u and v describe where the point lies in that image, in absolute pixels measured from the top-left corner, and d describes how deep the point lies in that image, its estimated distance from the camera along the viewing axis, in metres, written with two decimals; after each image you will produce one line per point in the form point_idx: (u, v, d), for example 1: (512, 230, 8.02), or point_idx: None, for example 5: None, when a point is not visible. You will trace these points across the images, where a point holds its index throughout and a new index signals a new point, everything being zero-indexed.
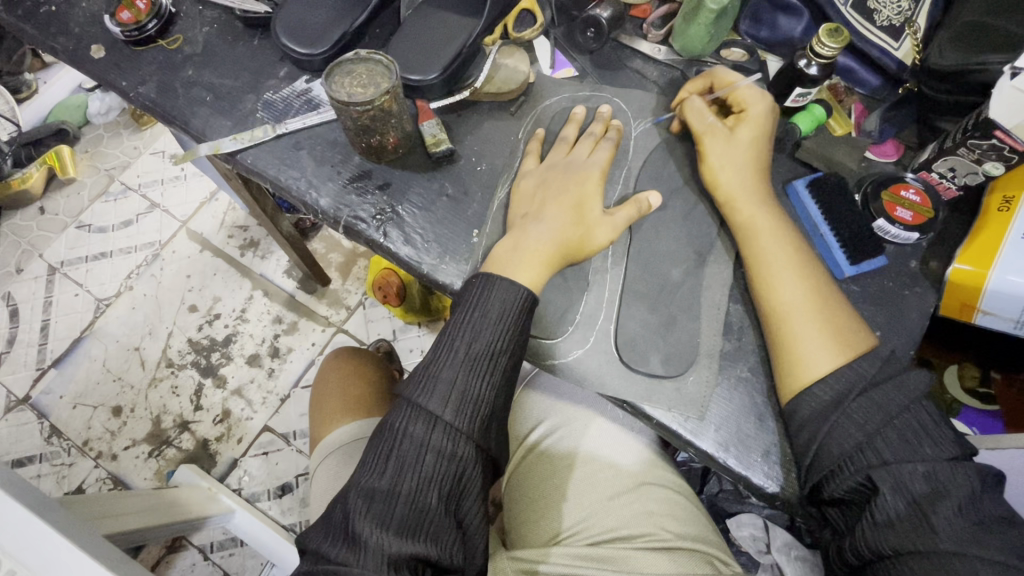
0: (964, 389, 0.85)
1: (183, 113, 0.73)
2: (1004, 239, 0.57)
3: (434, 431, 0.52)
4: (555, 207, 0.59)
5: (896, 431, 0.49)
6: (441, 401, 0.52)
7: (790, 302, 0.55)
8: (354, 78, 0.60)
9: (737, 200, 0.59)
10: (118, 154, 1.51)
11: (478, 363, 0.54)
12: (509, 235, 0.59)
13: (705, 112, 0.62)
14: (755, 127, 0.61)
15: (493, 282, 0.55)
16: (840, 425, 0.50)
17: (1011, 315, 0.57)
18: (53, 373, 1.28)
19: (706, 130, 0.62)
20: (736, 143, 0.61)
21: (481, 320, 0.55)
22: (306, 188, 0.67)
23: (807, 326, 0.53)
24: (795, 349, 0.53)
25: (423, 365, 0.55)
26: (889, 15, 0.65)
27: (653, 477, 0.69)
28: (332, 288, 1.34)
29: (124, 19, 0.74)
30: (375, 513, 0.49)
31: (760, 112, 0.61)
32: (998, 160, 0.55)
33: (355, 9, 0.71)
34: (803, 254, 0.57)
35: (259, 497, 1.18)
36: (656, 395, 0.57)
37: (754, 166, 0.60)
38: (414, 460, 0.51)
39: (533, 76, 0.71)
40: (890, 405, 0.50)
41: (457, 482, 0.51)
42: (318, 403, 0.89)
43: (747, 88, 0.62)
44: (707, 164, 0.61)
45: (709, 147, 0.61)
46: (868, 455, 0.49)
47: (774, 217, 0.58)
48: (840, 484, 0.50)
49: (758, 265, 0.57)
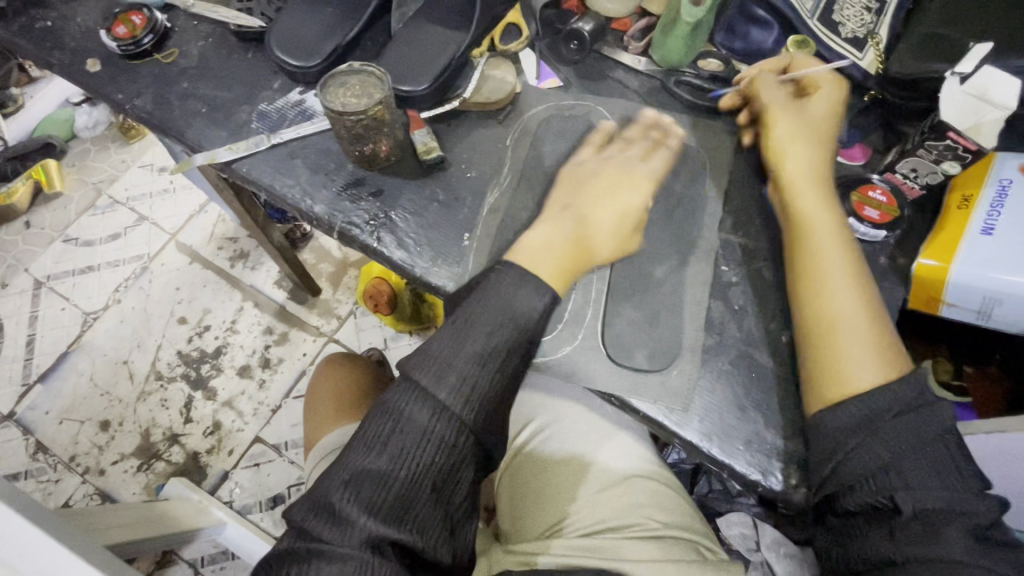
0: (937, 382, 0.87)
1: (178, 125, 0.74)
2: (965, 233, 0.60)
3: (438, 421, 0.51)
4: (599, 211, 0.61)
5: (925, 457, 0.49)
6: (451, 392, 0.52)
7: (846, 311, 0.55)
8: (347, 88, 0.62)
9: (800, 190, 0.61)
10: (107, 168, 1.51)
11: (492, 360, 0.53)
12: (550, 231, 0.61)
13: (780, 89, 0.65)
14: (823, 108, 0.64)
15: (517, 281, 0.56)
16: (867, 443, 0.51)
17: (974, 306, 0.60)
18: (39, 389, 1.27)
19: (775, 102, 0.64)
20: (806, 120, 0.63)
21: (501, 318, 0.54)
22: (300, 196, 0.69)
23: (855, 335, 0.54)
24: (840, 357, 0.54)
25: (433, 348, 0.53)
26: (853, 28, 0.69)
27: (639, 470, 0.71)
28: (323, 298, 1.35)
29: (121, 33, 0.77)
30: (366, 494, 0.49)
31: (834, 97, 0.64)
32: (954, 160, 0.58)
33: (346, 24, 0.73)
34: (856, 261, 0.57)
35: (251, 509, 1.18)
36: (642, 388, 0.59)
37: (814, 154, 0.62)
38: (413, 447, 0.51)
39: (519, 86, 0.74)
40: (924, 430, 0.50)
41: (452, 475, 0.51)
42: (312, 406, 0.90)
43: (826, 73, 0.65)
44: (773, 141, 0.63)
45: (778, 119, 0.63)
46: (890, 477, 0.49)
47: (834, 217, 0.59)
48: (857, 499, 0.50)
49: (812, 266, 0.58)
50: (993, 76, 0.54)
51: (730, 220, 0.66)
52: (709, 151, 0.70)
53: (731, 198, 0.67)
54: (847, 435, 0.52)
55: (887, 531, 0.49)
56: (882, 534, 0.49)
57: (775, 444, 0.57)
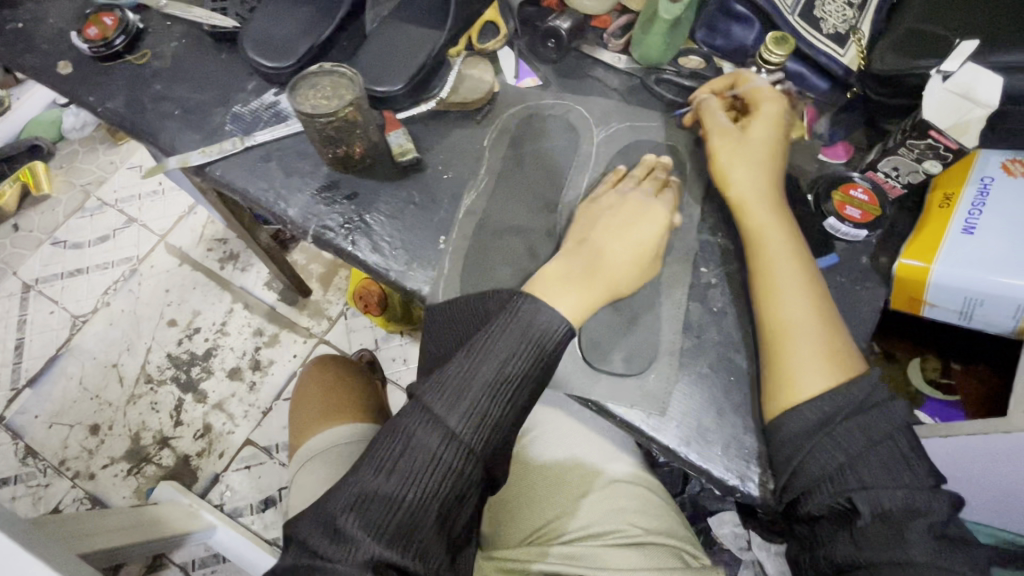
0: (925, 380, 0.88)
1: (152, 127, 0.73)
2: (946, 231, 0.59)
3: (447, 447, 0.50)
4: (609, 236, 0.59)
5: (878, 457, 0.50)
6: (462, 418, 0.50)
7: (796, 320, 0.56)
8: (318, 90, 0.61)
9: (750, 206, 0.61)
10: (94, 169, 1.50)
11: (506, 388, 0.52)
12: (563, 259, 0.58)
13: (720, 114, 0.64)
14: (766, 126, 0.63)
15: (538, 307, 0.53)
16: (822, 445, 0.51)
17: (954, 306, 0.60)
18: (28, 393, 1.26)
19: (720, 130, 0.64)
20: (746, 143, 0.62)
21: (517, 345, 0.52)
22: (275, 199, 0.68)
23: (805, 345, 0.54)
24: (789, 368, 0.54)
25: (450, 370, 0.52)
26: (834, 23, 0.68)
27: (624, 475, 0.70)
28: (313, 299, 1.34)
29: (93, 36, 0.75)
30: (372, 516, 0.48)
31: (774, 111, 0.63)
32: (936, 159, 0.58)
33: (321, 24, 0.72)
34: (807, 270, 0.58)
35: (242, 511, 1.17)
36: (620, 393, 0.58)
37: (763, 168, 0.62)
38: (421, 472, 0.49)
39: (497, 85, 0.73)
40: (874, 430, 0.51)
41: (458, 501, 0.51)
42: (297, 410, 0.89)
43: (766, 89, 0.64)
44: (717, 165, 0.63)
45: (721, 147, 0.63)
46: (846, 477, 0.50)
47: (783, 228, 0.60)
48: (817, 504, 0.50)
49: (765, 278, 0.58)
50: (979, 74, 0.52)
51: (709, 221, 0.65)
52: (688, 150, 0.69)
53: (709, 198, 0.66)
54: (803, 439, 0.52)
55: (847, 534, 0.50)
56: (844, 537, 0.50)
57: (753, 448, 0.56)
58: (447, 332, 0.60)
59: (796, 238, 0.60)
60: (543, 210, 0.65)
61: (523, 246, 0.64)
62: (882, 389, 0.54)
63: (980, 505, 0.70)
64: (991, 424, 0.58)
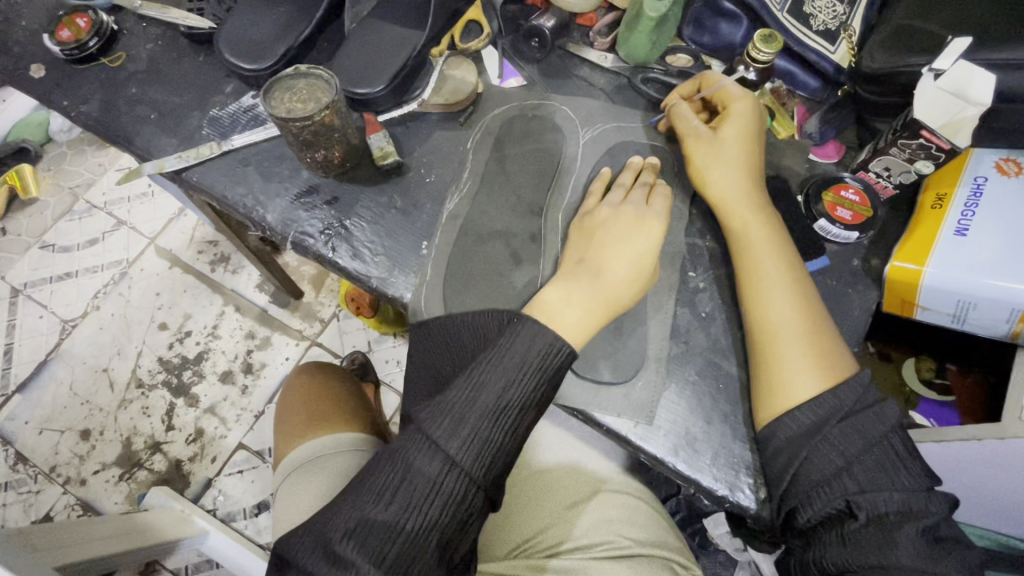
0: (920, 381, 0.86)
1: (128, 132, 0.71)
2: (938, 233, 0.58)
3: (448, 474, 0.49)
4: (601, 249, 0.58)
5: (874, 459, 0.49)
6: (463, 445, 0.49)
7: (780, 321, 0.54)
8: (294, 93, 0.60)
9: (731, 207, 0.59)
10: (82, 172, 1.48)
11: (506, 414, 0.51)
12: (557, 284, 0.57)
13: (692, 117, 0.63)
14: (737, 124, 0.61)
15: (538, 329, 0.52)
16: (820, 450, 0.50)
17: (948, 310, 0.58)
18: (18, 399, 1.25)
19: (691, 133, 0.63)
20: (720, 144, 0.61)
21: (516, 369, 0.51)
22: (253, 205, 0.67)
23: (794, 346, 0.53)
24: (779, 370, 0.53)
25: (450, 395, 0.51)
26: (824, 20, 0.66)
27: (613, 484, 0.69)
28: (305, 301, 1.32)
29: (64, 37, 0.74)
30: (370, 543, 0.48)
31: (743, 108, 0.62)
32: (928, 159, 0.56)
33: (299, 24, 0.70)
34: (793, 271, 0.57)
35: (235, 516, 1.15)
36: (606, 401, 0.57)
37: (741, 168, 0.60)
38: (421, 499, 0.49)
39: (481, 86, 0.71)
40: (869, 431, 0.50)
41: (460, 529, 0.50)
42: (283, 419, 0.87)
43: (732, 86, 0.63)
44: (694, 168, 0.62)
45: (694, 150, 0.62)
46: (844, 481, 0.49)
47: (769, 229, 0.58)
48: (817, 511, 0.49)
49: (754, 281, 0.57)
50: (974, 72, 0.50)
51: (698, 224, 0.64)
52: (676, 151, 0.67)
53: (696, 200, 0.65)
54: (797, 445, 0.51)
55: (838, 537, 0.48)
56: (834, 539, 0.48)
57: (743, 457, 0.55)
58: (445, 351, 0.59)
59: (781, 238, 0.58)
60: (528, 214, 0.63)
61: (507, 251, 0.62)
62: (875, 395, 0.52)
63: (975, 509, 0.69)
64: (985, 430, 0.57)
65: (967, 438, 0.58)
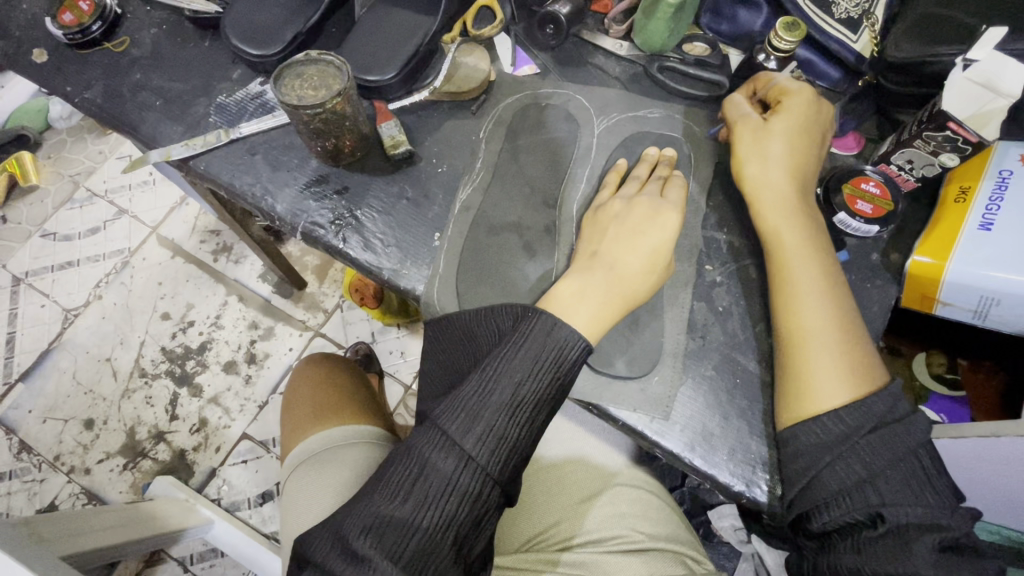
0: (931, 376, 0.84)
1: (132, 119, 0.70)
2: (961, 230, 0.57)
3: (463, 471, 0.48)
4: (616, 244, 0.56)
5: (899, 473, 0.48)
6: (478, 442, 0.49)
7: (809, 325, 0.53)
8: (304, 80, 0.58)
9: (760, 204, 0.58)
10: (84, 159, 1.46)
11: (521, 410, 0.50)
12: (576, 276, 0.55)
13: (744, 105, 0.62)
14: (792, 117, 0.59)
15: (553, 325, 0.51)
16: (843, 459, 0.49)
17: (969, 306, 0.58)
18: (21, 388, 1.24)
19: (741, 121, 0.61)
20: (768, 133, 0.59)
21: (531, 364, 0.50)
22: (261, 195, 0.66)
23: (823, 352, 0.52)
24: (806, 374, 0.52)
25: (466, 392, 0.50)
26: (847, 8, 0.65)
27: (626, 479, 0.69)
28: (309, 291, 1.31)
29: (66, 21, 0.72)
30: (387, 541, 0.47)
31: (799, 105, 0.60)
32: (953, 152, 0.55)
33: (307, 9, 0.69)
34: (826, 271, 0.55)
35: (240, 505, 1.15)
36: (622, 396, 0.56)
37: (780, 165, 0.58)
38: (437, 496, 0.48)
39: (493, 74, 0.69)
40: (896, 444, 0.49)
41: (474, 525, 0.49)
42: (290, 407, 0.87)
43: (788, 82, 0.62)
44: (735, 156, 0.61)
45: (739, 138, 0.61)
46: (868, 493, 0.48)
47: (799, 228, 0.57)
48: (834, 518, 0.48)
49: (784, 283, 0.55)
50: (1007, 62, 0.47)
51: (714, 216, 0.63)
52: (694, 141, 0.66)
53: (713, 193, 0.64)
54: (817, 446, 0.50)
55: (852, 544, 0.48)
56: (847, 547, 0.48)
57: (760, 454, 0.54)
58: (460, 347, 0.58)
59: (817, 237, 0.57)
60: (542, 205, 0.63)
61: (521, 244, 0.61)
62: (896, 391, 0.51)
63: (986, 506, 0.68)
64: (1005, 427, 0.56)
65: (986, 435, 0.57)
